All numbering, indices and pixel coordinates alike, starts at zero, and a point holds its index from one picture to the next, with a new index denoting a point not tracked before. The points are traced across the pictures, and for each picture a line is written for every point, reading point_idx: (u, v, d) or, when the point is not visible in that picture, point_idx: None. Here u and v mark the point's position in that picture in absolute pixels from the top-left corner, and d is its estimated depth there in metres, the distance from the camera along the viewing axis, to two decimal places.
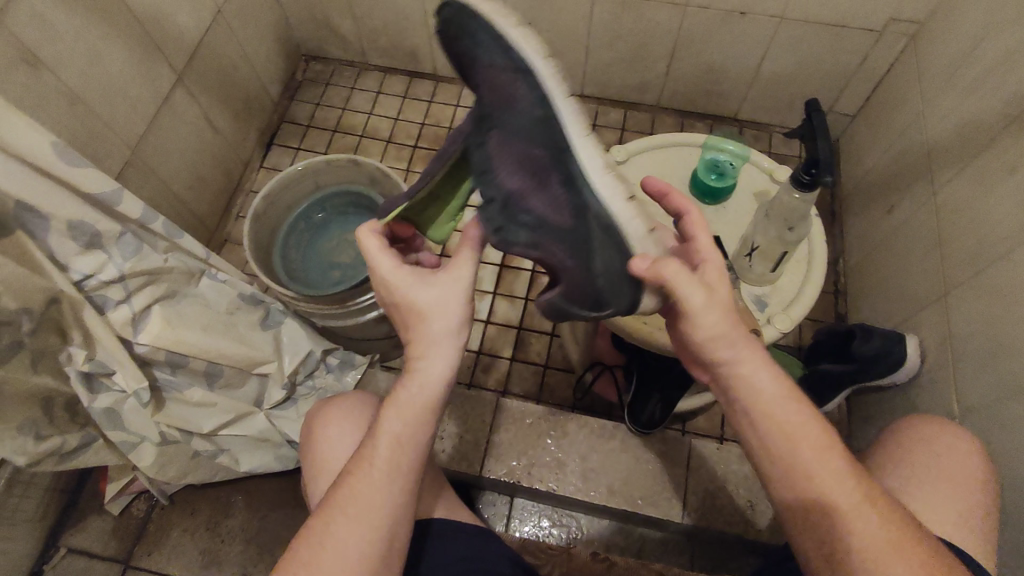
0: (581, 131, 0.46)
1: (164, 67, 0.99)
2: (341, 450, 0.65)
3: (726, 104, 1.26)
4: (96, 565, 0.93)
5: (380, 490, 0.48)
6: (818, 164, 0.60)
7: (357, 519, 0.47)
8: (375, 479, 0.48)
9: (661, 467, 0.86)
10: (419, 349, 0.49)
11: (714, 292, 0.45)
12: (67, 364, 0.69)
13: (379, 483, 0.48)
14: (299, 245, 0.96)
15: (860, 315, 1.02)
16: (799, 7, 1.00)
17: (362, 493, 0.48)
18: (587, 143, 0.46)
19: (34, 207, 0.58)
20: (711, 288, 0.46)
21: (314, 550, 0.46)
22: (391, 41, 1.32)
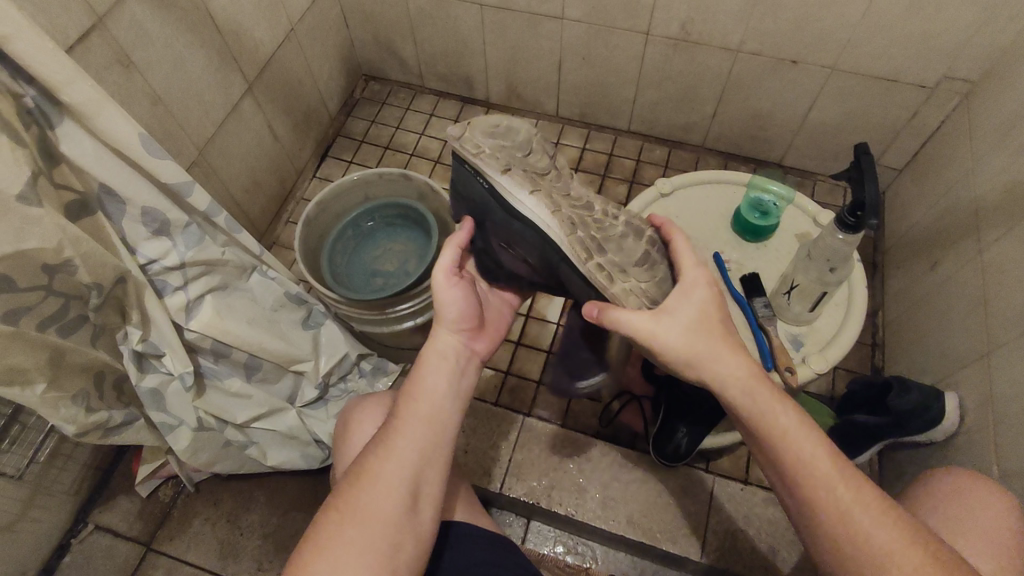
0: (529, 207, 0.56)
1: (238, 76, 1.06)
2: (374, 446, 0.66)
3: (770, 150, 1.27)
4: (118, 546, 0.96)
5: (401, 471, 0.52)
6: (863, 206, 0.60)
7: (393, 456, 0.52)
8: (395, 466, 0.52)
9: (680, 504, 0.85)
10: (436, 352, 0.57)
11: (662, 318, 0.52)
12: (122, 342, 0.73)
13: (398, 468, 0.52)
14: (344, 251, 0.98)
15: (897, 369, 1.00)
16: (850, 59, 1.02)
17: (378, 482, 0.51)
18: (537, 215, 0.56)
19: (113, 191, 0.63)
20: (662, 313, 0.53)
21: (354, 499, 0.51)
22: (448, 66, 1.38)
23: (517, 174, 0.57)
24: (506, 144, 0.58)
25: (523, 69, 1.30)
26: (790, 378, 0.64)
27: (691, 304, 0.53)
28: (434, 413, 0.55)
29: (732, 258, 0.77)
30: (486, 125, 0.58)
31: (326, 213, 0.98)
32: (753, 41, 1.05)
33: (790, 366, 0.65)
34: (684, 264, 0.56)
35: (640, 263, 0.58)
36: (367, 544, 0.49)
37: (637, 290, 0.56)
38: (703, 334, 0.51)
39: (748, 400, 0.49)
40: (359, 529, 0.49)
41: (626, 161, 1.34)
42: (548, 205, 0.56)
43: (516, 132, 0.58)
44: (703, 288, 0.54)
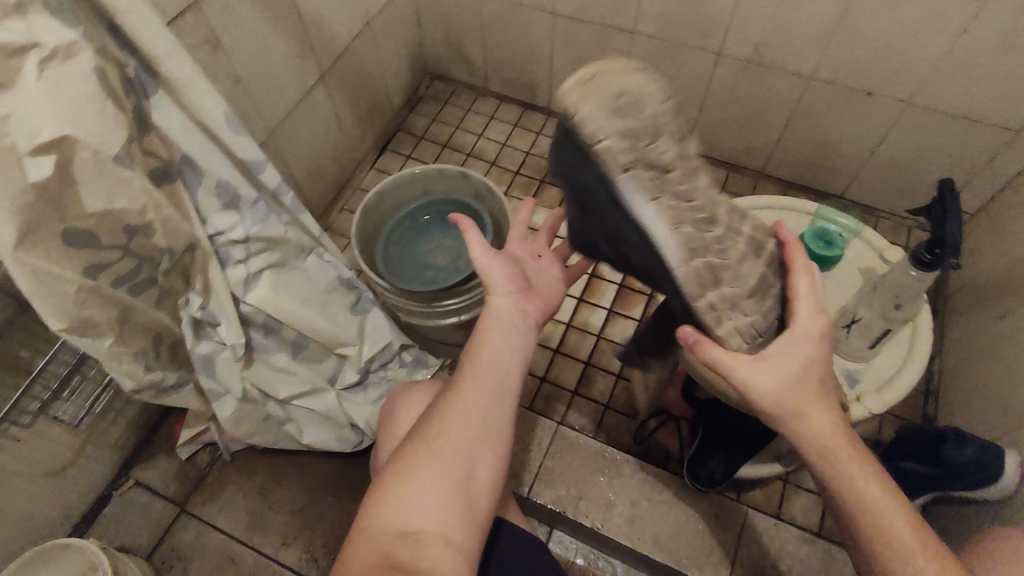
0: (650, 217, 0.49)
1: (313, 64, 1.09)
2: None
3: (833, 182, 1.24)
4: (154, 504, 0.99)
5: (466, 416, 0.51)
6: (943, 244, 0.58)
7: (459, 407, 0.52)
8: (460, 411, 0.52)
9: (710, 532, 0.83)
10: (492, 310, 0.57)
11: (760, 365, 0.51)
12: (183, 308, 0.77)
13: (462, 414, 0.51)
14: (399, 242, 1.00)
15: (951, 420, 0.96)
16: (930, 94, 0.99)
17: (444, 425, 0.51)
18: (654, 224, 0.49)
19: (194, 162, 0.65)
20: (761, 359, 0.51)
21: (422, 448, 0.51)
22: (514, 71, 1.39)
23: (640, 174, 0.49)
24: (633, 127, 0.48)
25: None
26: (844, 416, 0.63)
27: (796, 359, 0.51)
28: (494, 362, 0.54)
29: None
30: (605, 91, 0.49)
31: (384, 204, 1.00)
32: (829, 69, 1.03)
33: (845, 403, 0.63)
34: (797, 314, 0.53)
35: (752, 294, 0.54)
36: (437, 485, 0.49)
37: (743, 328, 0.54)
38: (800, 388, 0.50)
39: (828, 461, 0.49)
40: (430, 475, 0.49)
41: None
42: (671, 221, 0.49)
43: (643, 105, 0.49)
44: (811, 344, 0.51)
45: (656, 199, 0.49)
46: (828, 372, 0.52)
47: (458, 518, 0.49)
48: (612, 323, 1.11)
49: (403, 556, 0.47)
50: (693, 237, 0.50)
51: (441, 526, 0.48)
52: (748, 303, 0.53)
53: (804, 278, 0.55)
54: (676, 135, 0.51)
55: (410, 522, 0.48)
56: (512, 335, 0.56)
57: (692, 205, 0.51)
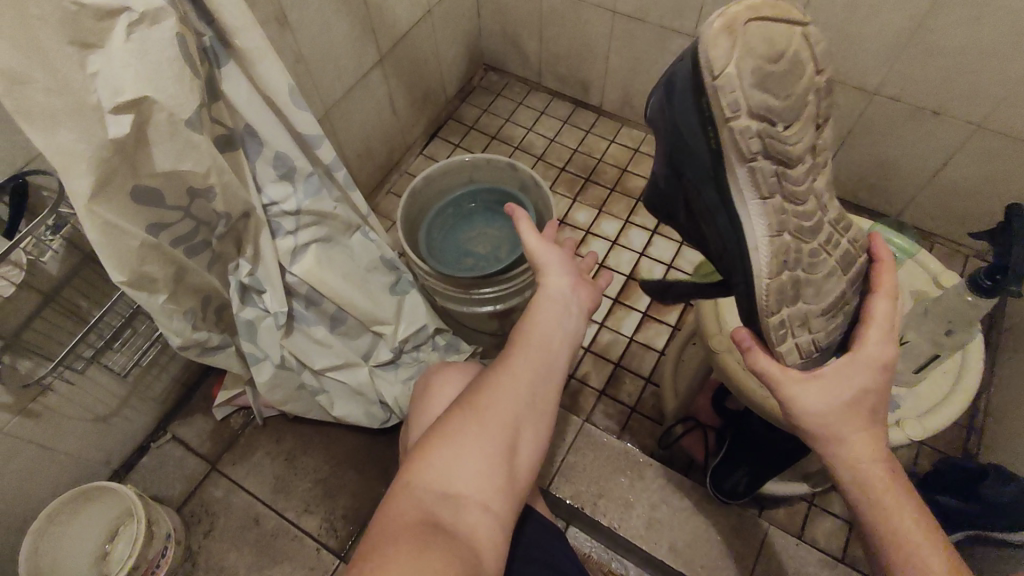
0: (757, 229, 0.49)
1: (373, 47, 1.12)
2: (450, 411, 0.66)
3: (889, 203, 1.20)
4: (188, 459, 1.03)
5: (516, 391, 0.52)
6: (1005, 270, 0.55)
7: (510, 380, 0.53)
8: (510, 383, 0.52)
9: (729, 544, 0.82)
10: (544, 293, 0.59)
11: (810, 383, 0.48)
12: (232, 272, 0.80)
13: (512, 386, 0.52)
14: (442, 228, 1.01)
15: (992, 458, 0.92)
16: (1002, 118, 0.95)
17: (495, 396, 0.52)
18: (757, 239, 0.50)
19: (256, 133, 0.68)
20: (813, 379, 0.49)
21: (469, 413, 0.51)
22: (568, 68, 1.39)
23: (762, 167, 0.48)
24: (775, 106, 0.46)
25: (642, 81, 1.30)
26: None
27: (854, 382, 0.48)
28: (544, 342, 0.55)
29: None
30: (765, 51, 0.45)
31: (430, 189, 1.02)
32: (895, 85, 1.00)
33: None
34: (869, 338, 0.50)
35: (828, 308, 0.53)
36: (482, 450, 0.49)
37: (806, 343, 0.53)
38: (848, 416, 0.47)
39: (868, 491, 0.46)
40: (475, 440, 0.49)
41: None
42: (771, 226, 0.49)
43: (799, 76, 0.46)
44: (873, 372, 0.49)
45: (767, 198, 0.49)
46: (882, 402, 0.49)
47: (497, 487, 0.49)
48: (646, 326, 1.10)
49: (444, 518, 0.45)
50: (795, 243, 0.51)
51: (482, 496, 0.48)
52: (819, 320, 0.53)
53: (886, 302, 0.53)
54: (815, 122, 0.49)
55: (452, 483, 0.47)
56: (562, 319, 0.57)
57: (799, 200, 0.50)
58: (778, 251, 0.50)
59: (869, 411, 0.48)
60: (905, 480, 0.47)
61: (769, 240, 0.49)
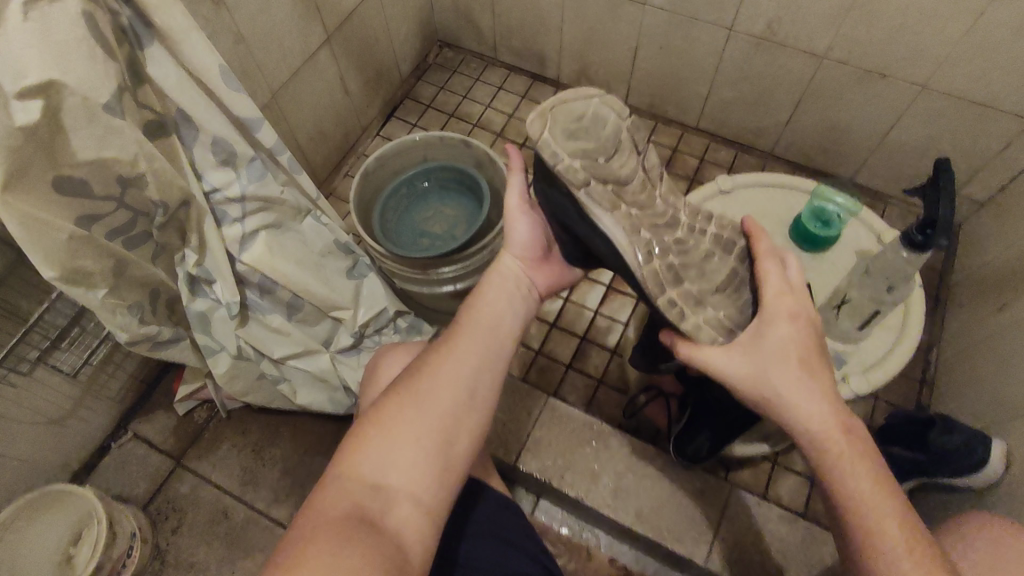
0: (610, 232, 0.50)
1: (318, 26, 1.08)
2: None
3: (843, 166, 1.22)
4: (151, 456, 1.01)
5: (456, 374, 0.52)
6: (934, 225, 0.57)
7: (448, 365, 0.52)
8: (449, 369, 0.52)
9: (693, 507, 0.84)
10: (494, 276, 0.60)
11: (731, 353, 0.50)
12: (178, 263, 0.78)
13: (453, 374, 0.52)
14: (397, 208, 1.00)
15: (944, 409, 0.95)
16: (946, 77, 0.96)
17: (434, 380, 0.51)
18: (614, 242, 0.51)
19: (189, 117, 0.65)
20: (732, 347, 0.50)
21: (406, 398, 0.50)
22: (523, 42, 1.37)
23: (595, 187, 0.50)
24: (590, 148, 0.49)
25: (597, 52, 1.28)
26: None
27: (778, 337, 0.48)
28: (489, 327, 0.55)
29: None
30: (568, 114, 0.50)
31: (384, 169, 1.00)
32: (842, 48, 1.01)
33: None
34: (767, 293, 0.51)
35: (720, 288, 0.54)
36: (419, 440, 0.49)
37: (712, 320, 0.52)
38: (782, 372, 0.47)
39: (819, 449, 0.46)
40: (411, 424, 0.49)
41: (690, 158, 1.30)
42: (628, 227, 0.50)
43: (604, 122, 0.50)
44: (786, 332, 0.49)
45: (614, 208, 0.50)
46: (821, 357, 0.48)
47: (434, 477, 0.48)
48: (610, 299, 1.11)
49: (374, 507, 0.45)
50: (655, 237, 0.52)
51: (418, 480, 0.47)
52: (716, 298, 0.54)
53: (772, 264, 0.52)
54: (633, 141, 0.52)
55: (387, 474, 0.47)
56: (508, 299, 0.58)
57: (646, 209, 0.52)
58: (634, 242, 0.50)
59: (811, 368, 0.47)
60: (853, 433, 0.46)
61: (631, 239, 0.50)
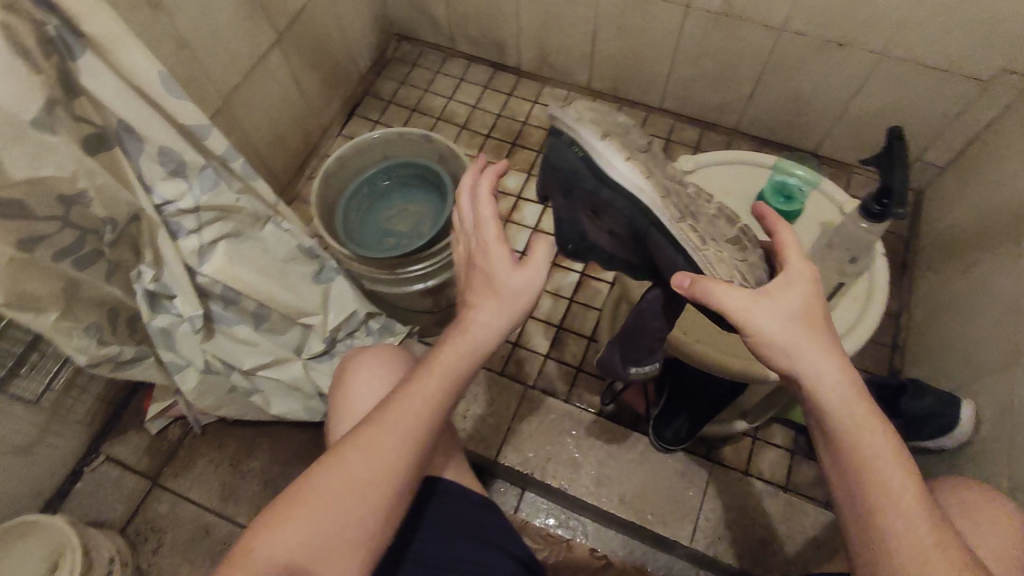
0: (626, 172, 0.49)
1: (266, 25, 1.05)
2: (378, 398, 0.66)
3: (807, 138, 1.23)
4: (126, 477, 0.99)
5: (410, 422, 0.52)
6: (889, 194, 0.57)
7: (405, 412, 0.52)
8: (403, 416, 0.52)
9: (676, 488, 0.85)
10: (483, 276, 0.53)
11: (762, 301, 0.46)
12: (135, 281, 0.75)
13: (406, 417, 0.52)
14: (360, 208, 0.98)
15: (915, 372, 0.96)
16: (900, 44, 0.97)
17: (387, 428, 0.51)
18: (633, 185, 0.48)
19: (132, 129, 0.63)
20: (762, 296, 0.47)
21: (359, 442, 0.51)
22: (481, 30, 1.35)
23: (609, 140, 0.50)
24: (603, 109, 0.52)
25: (556, 37, 1.27)
26: None
27: (802, 297, 0.47)
28: (470, 347, 0.53)
29: None
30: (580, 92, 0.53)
31: (344, 169, 0.98)
32: (799, 20, 1.01)
33: None
34: (790, 255, 0.49)
35: (733, 244, 0.53)
36: (366, 486, 0.50)
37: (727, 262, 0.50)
38: (808, 331, 0.46)
39: (842, 417, 0.45)
40: (356, 474, 0.50)
41: (655, 139, 1.30)
42: (643, 170, 0.49)
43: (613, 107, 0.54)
44: (812, 297, 0.47)
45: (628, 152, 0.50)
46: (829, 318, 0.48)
47: (375, 521, 0.51)
48: (583, 286, 1.11)
49: (304, 555, 0.49)
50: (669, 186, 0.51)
51: (352, 529, 0.50)
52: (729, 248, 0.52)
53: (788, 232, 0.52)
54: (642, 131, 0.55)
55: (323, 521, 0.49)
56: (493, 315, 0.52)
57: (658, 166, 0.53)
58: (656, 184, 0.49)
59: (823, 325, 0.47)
60: (879, 406, 0.46)
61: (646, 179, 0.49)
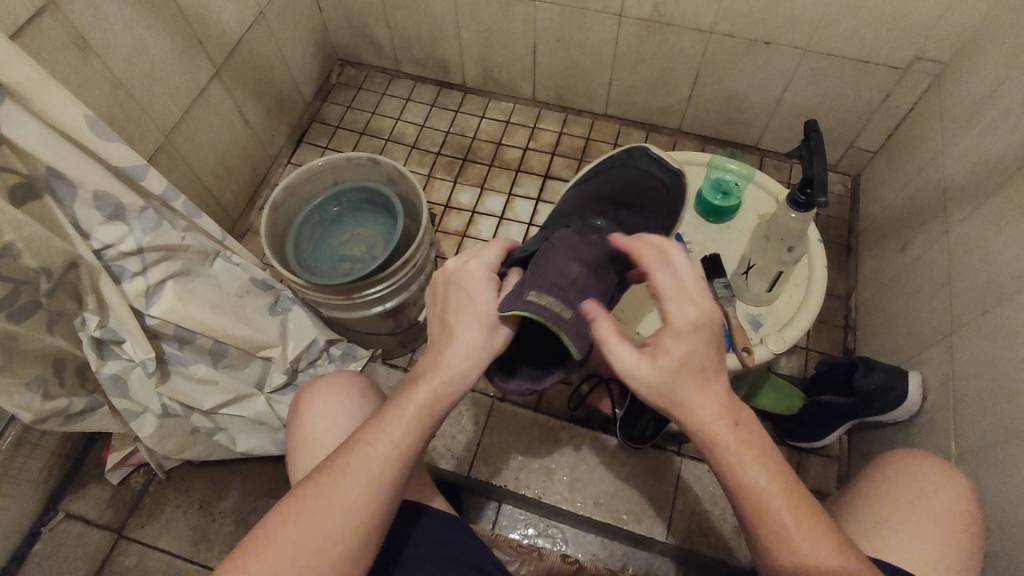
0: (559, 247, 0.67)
1: (203, 60, 1.04)
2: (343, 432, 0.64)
3: (747, 133, 1.27)
4: (89, 532, 0.95)
5: (385, 459, 0.48)
6: (812, 183, 0.61)
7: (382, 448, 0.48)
8: (380, 452, 0.48)
9: (649, 486, 0.86)
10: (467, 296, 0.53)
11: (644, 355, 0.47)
12: (80, 329, 0.73)
13: (374, 459, 0.48)
14: (311, 236, 0.98)
15: (867, 350, 1.00)
16: (822, 39, 1.01)
17: (362, 466, 0.47)
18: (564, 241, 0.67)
19: (64, 175, 0.62)
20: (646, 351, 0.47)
21: (333, 479, 0.47)
22: (423, 50, 1.36)
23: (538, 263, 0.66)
24: None
25: (498, 52, 1.29)
26: (746, 357, 0.66)
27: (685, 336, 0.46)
28: (446, 378, 0.49)
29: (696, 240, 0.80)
30: None
31: (293, 199, 0.98)
32: (726, 22, 1.04)
33: (746, 346, 0.67)
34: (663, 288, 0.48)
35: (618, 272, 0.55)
36: (326, 536, 0.45)
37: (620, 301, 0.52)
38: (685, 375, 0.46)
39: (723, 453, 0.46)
40: (326, 517, 0.46)
41: (603, 145, 1.33)
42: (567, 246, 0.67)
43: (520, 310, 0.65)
44: (680, 336, 0.46)
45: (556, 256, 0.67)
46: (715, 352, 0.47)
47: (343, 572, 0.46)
48: None
49: None
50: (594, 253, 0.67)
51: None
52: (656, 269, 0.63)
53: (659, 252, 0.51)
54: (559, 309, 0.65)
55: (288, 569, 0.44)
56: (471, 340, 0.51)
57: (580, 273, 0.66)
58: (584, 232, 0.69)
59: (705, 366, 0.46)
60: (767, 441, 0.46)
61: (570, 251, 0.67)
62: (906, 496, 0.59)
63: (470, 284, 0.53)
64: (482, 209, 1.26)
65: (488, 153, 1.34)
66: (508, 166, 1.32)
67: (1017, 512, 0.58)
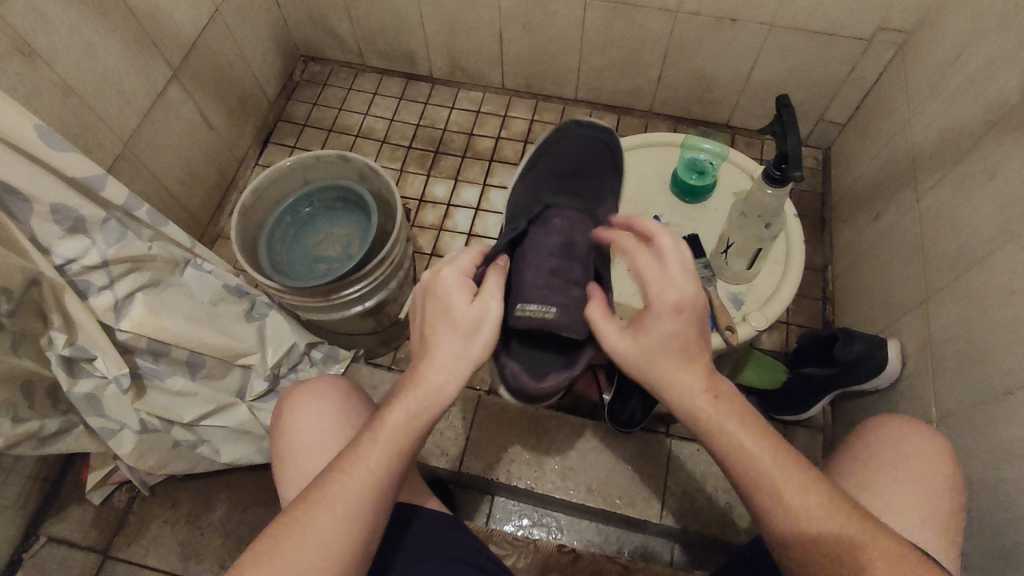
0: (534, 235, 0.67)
1: (159, 62, 1.00)
2: (332, 440, 0.64)
3: (718, 112, 1.27)
4: (74, 555, 0.93)
5: (359, 489, 0.46)
6: (786, 159, 0.61)
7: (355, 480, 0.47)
8: (355, 485, 0.47)
9: (640, 468, 0.86)
10: (442, 307, 0.50)
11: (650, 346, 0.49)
12: (47, 348, 0.70)
13: (350, 487, 0.46)
14: (284, 238, 0.96)
15: (846, 320, 1.01)
16: (788, 13, 1.01)
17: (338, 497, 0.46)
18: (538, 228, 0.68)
19: (17, 189, 0.59)
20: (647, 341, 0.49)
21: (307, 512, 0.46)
22: (388, 43, 1.34)
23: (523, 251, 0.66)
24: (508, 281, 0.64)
25: (464, 41, 1.27)
26: (731, 336, 0.65)
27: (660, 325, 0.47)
28: (427, 397, 0.48)
29: (673, 221, 0.80)
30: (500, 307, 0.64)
31: (263, 201, 0.95)
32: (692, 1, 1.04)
33: (730, 325, 0.66)
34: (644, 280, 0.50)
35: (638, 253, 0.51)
36: (307, 569, 0.44)
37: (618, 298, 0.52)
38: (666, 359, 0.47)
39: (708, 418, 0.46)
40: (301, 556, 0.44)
41: None
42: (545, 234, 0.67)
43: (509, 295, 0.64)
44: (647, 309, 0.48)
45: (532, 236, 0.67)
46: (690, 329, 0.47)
47: None
48: None
49: None
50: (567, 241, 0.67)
51: None
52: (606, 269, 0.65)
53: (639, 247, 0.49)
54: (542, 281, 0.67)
55: None
56: (449, 361, 0.48)
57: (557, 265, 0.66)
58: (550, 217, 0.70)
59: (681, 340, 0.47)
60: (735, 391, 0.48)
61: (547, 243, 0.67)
62: (890, 462, 0.59)
63: (445, 292, 0.50)
64: (458, 201, 1.25)
65: (460, 145, 1.32)
66: (481, 157, 1.30)
67: (1000, 469, 0.60)
